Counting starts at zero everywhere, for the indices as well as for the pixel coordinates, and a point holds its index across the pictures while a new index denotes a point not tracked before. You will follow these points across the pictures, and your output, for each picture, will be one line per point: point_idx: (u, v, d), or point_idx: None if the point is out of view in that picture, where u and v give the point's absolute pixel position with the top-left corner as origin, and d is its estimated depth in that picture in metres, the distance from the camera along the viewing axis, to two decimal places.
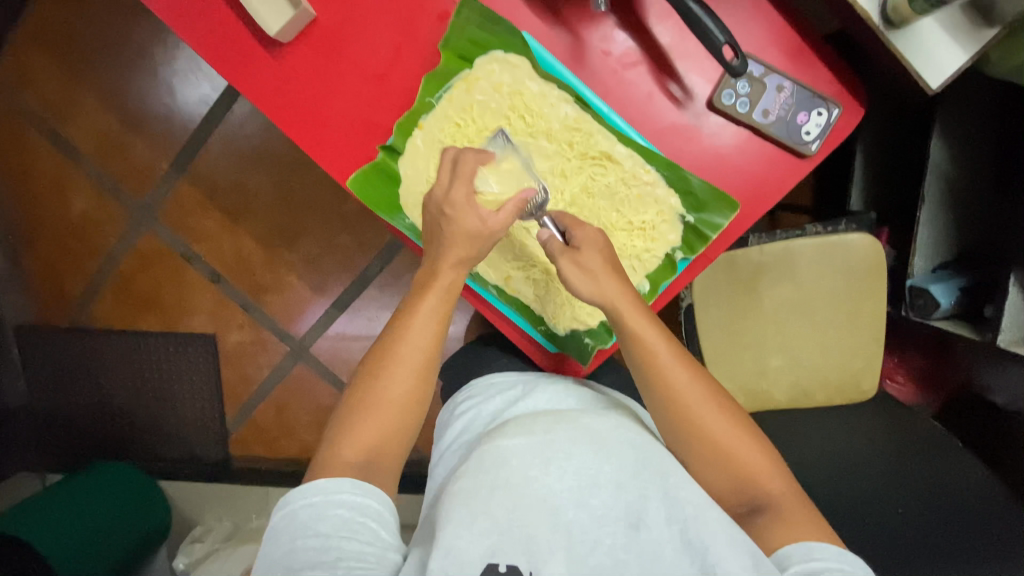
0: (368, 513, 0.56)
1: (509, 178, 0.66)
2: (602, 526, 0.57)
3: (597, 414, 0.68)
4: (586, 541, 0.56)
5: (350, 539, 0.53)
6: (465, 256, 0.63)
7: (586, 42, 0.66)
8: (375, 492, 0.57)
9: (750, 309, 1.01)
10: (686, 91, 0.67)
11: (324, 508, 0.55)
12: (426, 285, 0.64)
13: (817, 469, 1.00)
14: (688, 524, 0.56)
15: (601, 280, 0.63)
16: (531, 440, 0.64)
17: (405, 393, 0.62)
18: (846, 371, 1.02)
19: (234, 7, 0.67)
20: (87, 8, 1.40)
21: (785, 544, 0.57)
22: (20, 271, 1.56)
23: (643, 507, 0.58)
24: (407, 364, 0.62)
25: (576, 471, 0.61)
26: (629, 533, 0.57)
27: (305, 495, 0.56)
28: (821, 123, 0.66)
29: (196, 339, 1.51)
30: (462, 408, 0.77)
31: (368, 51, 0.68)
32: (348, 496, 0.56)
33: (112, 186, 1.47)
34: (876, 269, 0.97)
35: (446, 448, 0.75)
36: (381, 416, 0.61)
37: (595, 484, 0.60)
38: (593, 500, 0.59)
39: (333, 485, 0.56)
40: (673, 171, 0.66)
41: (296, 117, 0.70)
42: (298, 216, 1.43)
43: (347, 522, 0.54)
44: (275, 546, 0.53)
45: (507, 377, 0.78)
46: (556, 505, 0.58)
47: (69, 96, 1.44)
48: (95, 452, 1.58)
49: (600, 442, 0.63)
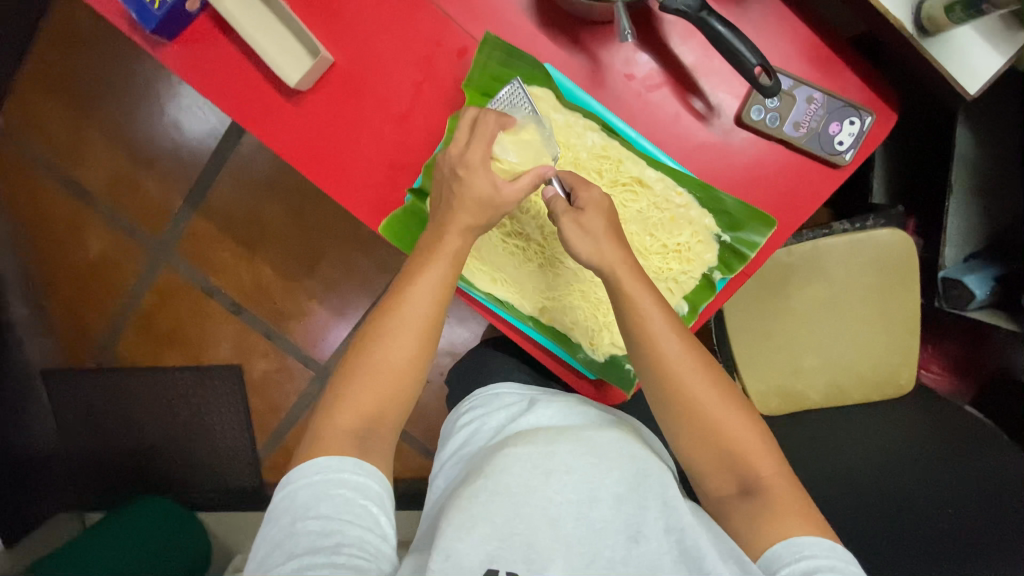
0: (369, 495, 0.55)
1: (526, 151, 0.64)
2: (601, 539, 0.57)
3: (600, 427, 0.66)
4: (585, 554, 0.56)
5: (351, 525, 0.52)
6: (473, 224, 0.61)
7: (607, 67, 0.65)
8: (376, 474, 0.57)
9: (779, 311, 1.00)
10: (711, 107, 0.66)
11: (325, 488, 0.54)
12: (431, 248, 0.62)
13: (866, 471, 0.96)
14: (686, 533, 0.56)
15: (601, 242, 0.62)
16: (530, 449, 0.63)
17: (405, 355, 0.61)
18: (882, 367, 1.00)
19: (251, 59, 0.67)
20: (89, 51, 1.40)
21: (772, 546, 0.56)
22: (42, 315, 1.54)
23: (642, 518, 0.58)
24: (405, 323, 0.61)
25: (576, 484, 0.60)
26: (629, 545, 0.57)
27: (307, 474, 0.55)
28: (854, 132, 0.65)
29: (223, 372, 1.51)
30: (465, 419, 0.76)
31: (390, 93, 0.67)
32: (350, 477, 0.55)
33: (128, 227, 1.47)
34: (909, 263, 0.96)
35: (448, 459, 0.74)
36: (381, 380, 0.60)
37: (595, 498, 0.59)
38: (592, 514, 0.58)
39: (336, 464, 0.56)
40: (706, 193, 0.66)
41: (319, 164, 0.69)
42: (315, 241, 1.43)
43: (348, 503, 0.54)
44: (275, 527, 0.53)
45: (514, 391, 0.77)
46: (555, 516, 0.58)
47: (78, 140, 1.44)
48: (130, 489, 1.55)
49: (600, 454, 0.62)
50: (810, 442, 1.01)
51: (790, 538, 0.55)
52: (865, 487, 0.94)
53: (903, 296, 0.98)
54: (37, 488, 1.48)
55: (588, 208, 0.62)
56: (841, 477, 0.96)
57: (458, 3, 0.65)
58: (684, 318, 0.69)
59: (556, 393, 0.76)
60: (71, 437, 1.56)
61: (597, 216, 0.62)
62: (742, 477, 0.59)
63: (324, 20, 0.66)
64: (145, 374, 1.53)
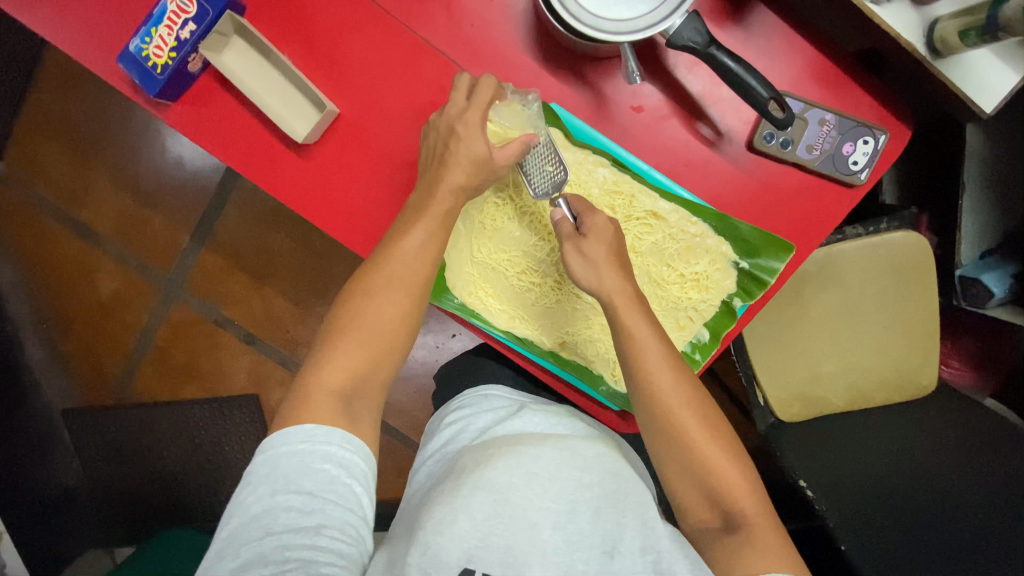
0: (353, 472, 0.54)
1: (515, 120, 0.64)
2: (576, 551, 0.57)
3: (587, 439, 0.68)
4: (558, 564, 0.56)
5: (334, 505, 0.51)
6: (463, 181, 0.62)
7: (613, 100, 0.64)
8: (362, 449, 0.55)
9: (797, 319, 0.97)
10: (720, 133, 0.65)
11: (309, 460, 0.52)
12: (421, 207, 0.62)
13: (893, 474, 0.94)
14: (662, 556, 0.58)
15: (602, 270, 0.61)
16: (518, 450, 0.64)
17: (395, 314, 0.60)
18: (904, 369, 0.98)
19: (257, 115, 0.67)
20: (88, 92, 1.37)
21: None
22: (60, 357, 1.47)
23: (619, 535, 0.59)
24: (393, 285, 0.60)
25: (558, 493, 0.61)
26: (603, 560, 0.57)
27: (291, 441, 0.53)
28: (868, 151, 0.64)
29: (241, 400, 1.43)
30: (452, 418, 0.76)
31: (397, 139, 0.67)
32: (336, 450, 0.54)
33: (138, 265, 1.42)
34: (924, 267, 0.94)
35: (430, 455, 0.74)
36: (368, 339, 0.59)
37: (574, 510, 0.60)
38: (571, 526, 0.59)
39: (322, 434, 0.54)
40: (722, 222, 0.65)
41: (330, 214, 0.69)
42: (324, 267, 1.39)
43: (332, 480, 0.52)
44: (252, 497, 0.51)
45: (504, 394, 0.77)
46: (536, 517, 0.59)
47: (81, 181, 1.40)
48: (157, 521, 1.47)
49: (584, 466, 0.64)
50: (828, 445, 0.97)
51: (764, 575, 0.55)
52: (884, 490, 0.92)
53: (920, 298, 0.97)
54: (64, 529, 1.40)
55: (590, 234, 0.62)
56: (868, 483, 0.93)
57: (460, 45, 0.65)
58: (706, 345, 0.70)
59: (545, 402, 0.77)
60: (97, 474, 1.46)
61: (598, 241, 0.62)
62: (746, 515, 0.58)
63: (327, 72, 0.66)
64: (173, 406, 1.45)
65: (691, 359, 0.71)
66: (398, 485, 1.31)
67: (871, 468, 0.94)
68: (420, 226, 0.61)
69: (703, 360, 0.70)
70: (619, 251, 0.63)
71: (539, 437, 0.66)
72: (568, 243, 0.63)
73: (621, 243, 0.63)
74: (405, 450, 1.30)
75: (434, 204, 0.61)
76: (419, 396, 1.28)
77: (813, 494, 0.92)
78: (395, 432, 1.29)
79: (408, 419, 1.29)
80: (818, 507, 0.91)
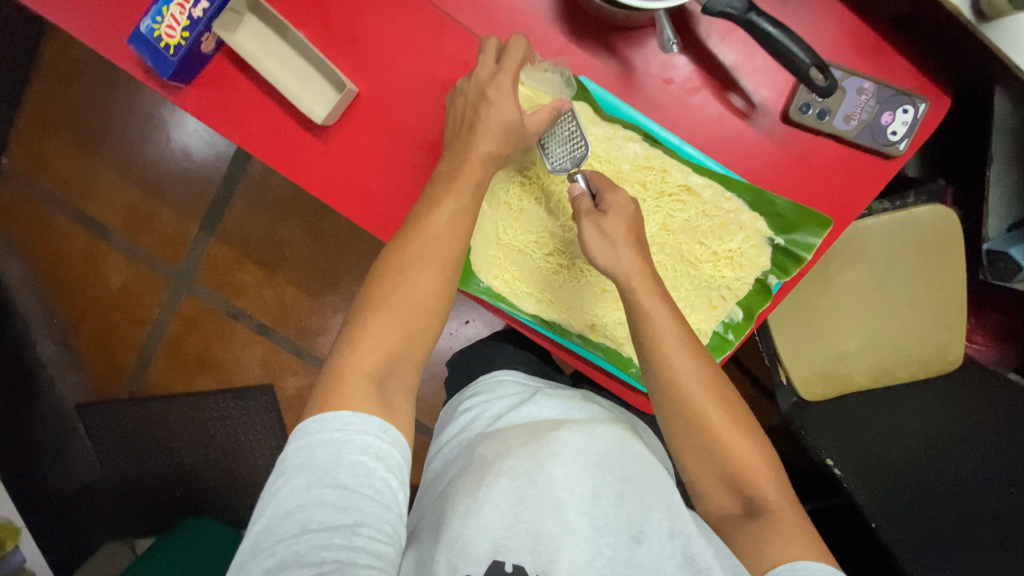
0: (390, 465, 0.52)
1: (545, 86, 0.63)
2: (603, 537, 0.56)
3: (605, 421, 0.67)
4: (586, 550, 0.55)
5: (370, 501, 0.49)
6: (491, 150, 0.59)
7: (644, 72, 0.62)
8: (397, 439, 0.53)
9: (821, 296, 0.94)
10: (753, 105, 0.63)
11: (344, 451, 0.50)
12: (447, 182, 0.59)
13: (920, 453, 0.93)
14: (692, 542, 0.55)
15: (621, 250, 0.59)
16: (538, 440, 0.62)
17: (422, 296, 0.57)
18: (930, 346, 0.95)
19: (274, 98, 0.65)
20: (90, 84, 1.34)
21: (777, 566, 0.53)
22: (72, 353, 1.45)
23: (645, 519, 0.56)
24: (430, 263, 0.57)
25: (580, 476, 0.60)
26: (630, 545, 0.55)
27: (325, 428, 0.51)
28: (908, 120, 0.62)
29: (254, 392, 1.42)
30: (467, 404, 0.75)
31: (418, 120, 0.65)
32: (372, 442, 0.51)
33: (147, 258, 1.40)
34: (951, 240, 0.92)
35: (446, 443, 0.73)
36: (399, 319, 0.56)
37: (597, 494, 0.59)
38: (595, 510, 0.58)
39: (357, 420, 0.52)
40: (756, 196, 0.63)
41: (352, 198, 0.67)
42: (335, 256, 1.37)
43: (368, 474, 0.50)
44: (289, 488, 0.49)
45: (518, 380, 0.76)
46: (560, 502, 0.57)
47: (86, 174, 1.38)
48: (177, 513, 1.47)
49: (604, 452, 0.62)
50: (849, 422, 0.96)
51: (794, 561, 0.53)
52: (909, 469, 0.91)
53: (946, 273, 0.93)
54: (84, 522, 1.41)
55: (610, 211, 0.59)
56: (894, 463, 0.92)
57: (482, 20, 0.63)
58: (739, 325, 0.69)
59: (559, 386, 0.76)
60: (114, 468, 1.46)
61: (620, 222, 0.59)
62: (772, 498, 0.57)
63: (345, 51, 0.64)
64: (187, 399, 1.44)
65: (724, 339, 0.70)
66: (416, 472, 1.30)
67: (895, 448, 0.93)
68: (442, 203, 0.58)
69: (736, 340, 0.69)
70: (638, 231, 0.61)
71: (556, 424, 0.65)
72: (586, 220, 0.60)
73: (640, 223, 0.61)
74: (423, 437, 1.29)
75: (455, 180, 0.59)
76: (435, 383, 1.27)
77: (840, 472, 0.90)
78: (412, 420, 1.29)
79: (423, 405, 1.28)
80: (846, 484, 0.89)
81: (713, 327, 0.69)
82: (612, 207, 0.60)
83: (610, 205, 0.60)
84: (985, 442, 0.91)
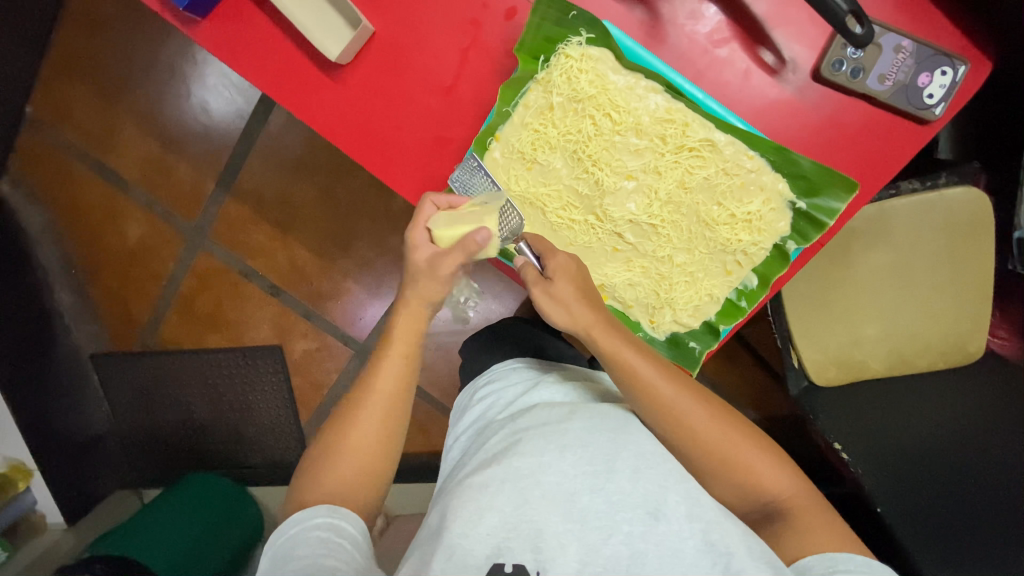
0: (344, 534, 0.52)
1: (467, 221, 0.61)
2: (619, 512, 0.50)
3: (619, 404, 0.61)
4: (600, 528, 0.49)
5: (325, 556, 0.48)
6: None
7: (670, 20, 0.61)
8: (351, 517, 0.54)
9: (841, 279, 0.89)
10: (784, 61, 0.61)
11: (300, 535, 0.51)
12: None
13: (934, 447, 0.89)
14: (712, 526, 0.50)
15: (573, 308, 0.59)
16: (542, 430, 0.56)
17: (375, 441, 0.59)
18: (952, 336, 0.90)
19: (290, 36, 0.64)
20: (113, 34, 1.34)
21: (806, 556, 0.52)
22: (89, 304, 1.46)
23: (663, 496, 0.51)
24: (377, 408, 0.60)
25: (590, 457, 0.53)
26: (648, 521, 0.49)
27: (283, 533, 0.53)
28: (946, 83, 0.59)
29: (264, 351, 1.43)
30: (482, 393, 0.68)
31: (434, 62, 0.63)
32: (322, 520, 0.52)
33: (164, 212, 1.40)
34: (983, 224, 0.84)
35: (460, 432, 0.66)
36: (353, 465, 0.58)
37: (611, 469, 0.52)
38: (608, 486, 0.51)
39: (307, 513, 0.53)
40: (780, 155, 0.61)
41: (363, 141, 0.66)
42: (348, 219, 1.37)
43: (324, 542, 0.50)
44: None
45: (532, 365, 0.69)
46: (568, 492, 0.51)
47: (107, 125, 1.38)
48: (187, 467, 1.50)
49: (618, 431, 0.56)
50: (866, 415, 0.92)
51: (823, 552, 0.52)
52: (926, 464, 0.88)
53: (978, 257, 0.86)
54: (95, 471, 1.44)
55: (557, 276, 0.59)
56: (908, 454, 0.89)
57: None
58: (753, 292, 0.67)
59: (567, 368, 0.69)
60: (125, 420, 1.48)
61: (566, 282, 0.59)
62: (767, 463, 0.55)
63: None
64: (198, 356, 1.45)
65: (736, 305, 0.68)
66: (418, 440, 1.29)
67: (913, 443, 0.90)
68: None
69: (749, 308, 0.68)
70: (588, 287, 0.61)
71: (568, 407, 0.58)
72: (536, 288, 0.60)
73: (586, 279, 0.61)
74: (427, 406, 1.28)
75: None
76: (443, 353, 1.26)
77: (849, 457, 0.89)
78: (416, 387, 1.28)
79: (429, 375, 1.27)
80: (856, 470, 0.88)
81: (726, 294, 0.68)
82: (557, 272, 0.60)
83: (556, 271, 0.60)
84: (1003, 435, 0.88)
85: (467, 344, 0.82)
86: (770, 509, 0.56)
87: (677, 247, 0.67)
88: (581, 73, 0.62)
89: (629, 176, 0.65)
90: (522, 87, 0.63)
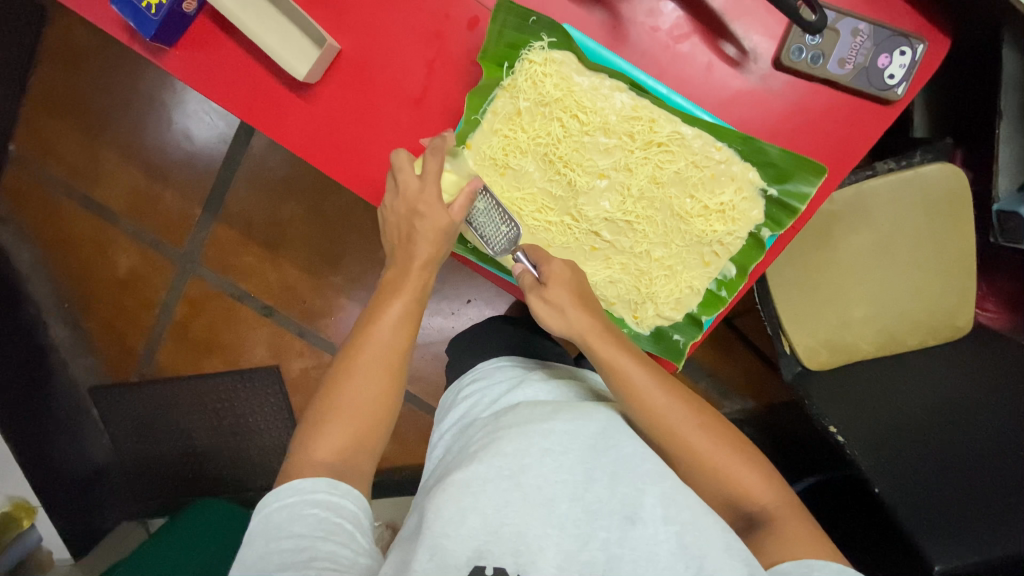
0: (343, 514, 0.52)
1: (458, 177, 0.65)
2: (596, 520, 0.51)
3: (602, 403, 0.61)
4: (578, 535, 0.50)
5: (324, 541, 0.49)
6: None
7: (630, 19, 0.62)
8: (352, 495, 0.53)
9: (824, 262, 0.89)
10: (745, 52, 0.62)
11: (298, 508, 0.51)
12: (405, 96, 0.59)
13: (926, 424, 0.89)
14: (686, 529, 0.50)
15: (570, 314, 0.60)
16: (523, 428, 0.56)
17: (363, 421, 0.58)
18: (937, 311, 0.90)
19: (258, 59, 0.65)
20: (93, 69, 1.35)
21: (783, 560, 0.52)
22: (85, 337, 1.46)
23: (639, 500, 0.51)
24: (368, 380, 0.59)
25: (571, 464, 0.54)
26: (624, 526, 0.50)
27: (281, 498, 0.52)
28: (905, 63, 0.61)
29: (261, 372, 1.43)
30: (466, 392, 0.69)
31: (402, 75, 0.64)
32: (323, 496, 0.52)
33: (153, 241, 1.41)
34: (958, 201, 0.85)
35: (445, 432, 0.67)
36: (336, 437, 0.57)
37: (590, 478, 0.53)
38: (587, 495, 0.52)
39: (309, 484, 0.52)
40: (748, 145, 0.62)
41: (337, 157, 0.66)
42: (336, 235, 1.37)
43: (321, 522, 0.50)
44: (249, 553, 0.49)
45: (515, 364, 0.69)
46: (548, 496, 0.52)
47: (91, 158, 1.39)
48: (189, 493, 1.49)
49: (599, 434, 0.56)
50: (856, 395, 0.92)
51: (799, 558, 0.51)
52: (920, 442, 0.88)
53: (956, 233, 0.87)
54: (99, 501, 1.43)
55: (550, 282, 0.61)
56: (900, 433, 0.89)
57: None
58: (732, 281, 0.68)
59: (549, 367, 0.69)
60: (125, 450, 1.47)
61: (562, 288, 0.60)
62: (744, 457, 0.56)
63: (326, 7, 0.64)
64: (195, 380, 1.45)
65: (717, 295, 0.69)
66: (419, 452, 1.30)
67: (905, 423, 0.90)
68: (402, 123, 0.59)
69: (730, 297, 0.68)
70: (583, 290, 0.62)
71: (550, 407, 0.59)
72: (532, 294, 0.62)
73: (582, 284, 0.62)
74: (424, 416, 1.29)
75: None
76: (437, 363, 1.26)
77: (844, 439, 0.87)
78: (413, 399, 1.28)
79: (426, 386, 1.27)
80: (851, 451, 0.85)
81: (706, 284, 0.69)
82: (551, 278, 0.61)
83: (548, 276, 0.61)
84: (994, 408, 0.88)
85: (453, 349, 0.82)
86: (749, 501, 0.56)
87: (654, 242, 0.68)
88: (546, 76, 0.63)
89: (601, 175, 0.66)
90: (489, 94, 0.64)
